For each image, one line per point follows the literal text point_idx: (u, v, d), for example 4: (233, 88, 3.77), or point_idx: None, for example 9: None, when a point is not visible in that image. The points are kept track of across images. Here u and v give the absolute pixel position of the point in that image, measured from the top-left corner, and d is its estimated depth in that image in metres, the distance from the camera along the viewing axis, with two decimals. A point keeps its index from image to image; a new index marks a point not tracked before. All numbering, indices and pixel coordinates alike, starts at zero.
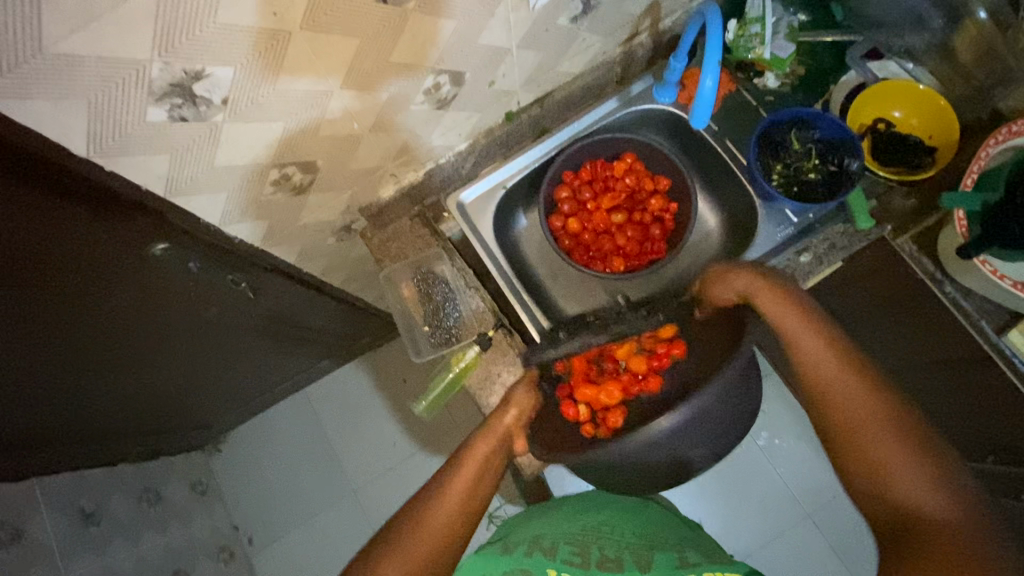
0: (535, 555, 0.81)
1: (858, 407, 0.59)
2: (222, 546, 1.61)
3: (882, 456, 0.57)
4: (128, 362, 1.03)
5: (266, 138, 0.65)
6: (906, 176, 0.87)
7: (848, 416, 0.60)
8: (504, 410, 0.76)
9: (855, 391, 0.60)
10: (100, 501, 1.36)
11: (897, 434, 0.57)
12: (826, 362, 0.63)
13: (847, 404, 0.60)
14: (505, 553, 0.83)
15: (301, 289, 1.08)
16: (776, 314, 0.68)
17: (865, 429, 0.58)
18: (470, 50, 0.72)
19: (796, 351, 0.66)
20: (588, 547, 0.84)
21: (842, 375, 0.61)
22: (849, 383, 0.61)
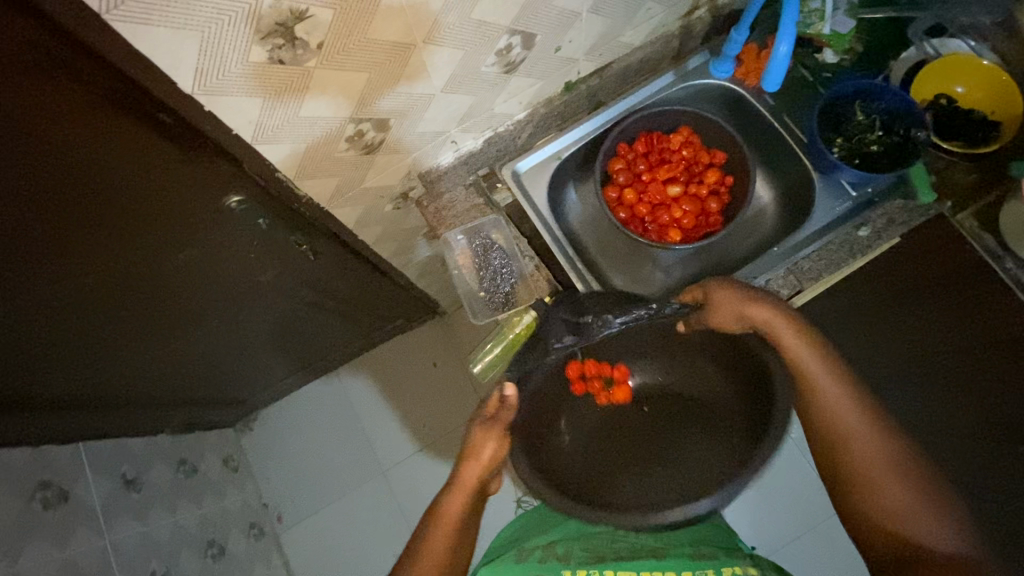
0: (549, 559, 0.79)
1: (858, 457, 0.64)
2: (252, 522, 1.62)
3: (892, 496, 0.62)
4: (183, 325, 1.04)
5: (349, 91, 0.67)
6: (970, 150, 0.86)
7: (856, 468, 0.64)
8: (470, 461, 0.73)
9: (860, 445, 0.65)
10: (141, 468, 1.37)
11: (904, 489, 0.62)
12: (842, 412, 0.67)
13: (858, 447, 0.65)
14: (519, 560, 0.81)
15: (351, 256, 1.08)
16: (797, 355, 0.70)
17: (875, 485, 0.63)
18: (545, 10, 0.74)
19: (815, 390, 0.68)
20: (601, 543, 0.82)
21: (833, 428, 0.67)
22: (855, 438, 0.65)
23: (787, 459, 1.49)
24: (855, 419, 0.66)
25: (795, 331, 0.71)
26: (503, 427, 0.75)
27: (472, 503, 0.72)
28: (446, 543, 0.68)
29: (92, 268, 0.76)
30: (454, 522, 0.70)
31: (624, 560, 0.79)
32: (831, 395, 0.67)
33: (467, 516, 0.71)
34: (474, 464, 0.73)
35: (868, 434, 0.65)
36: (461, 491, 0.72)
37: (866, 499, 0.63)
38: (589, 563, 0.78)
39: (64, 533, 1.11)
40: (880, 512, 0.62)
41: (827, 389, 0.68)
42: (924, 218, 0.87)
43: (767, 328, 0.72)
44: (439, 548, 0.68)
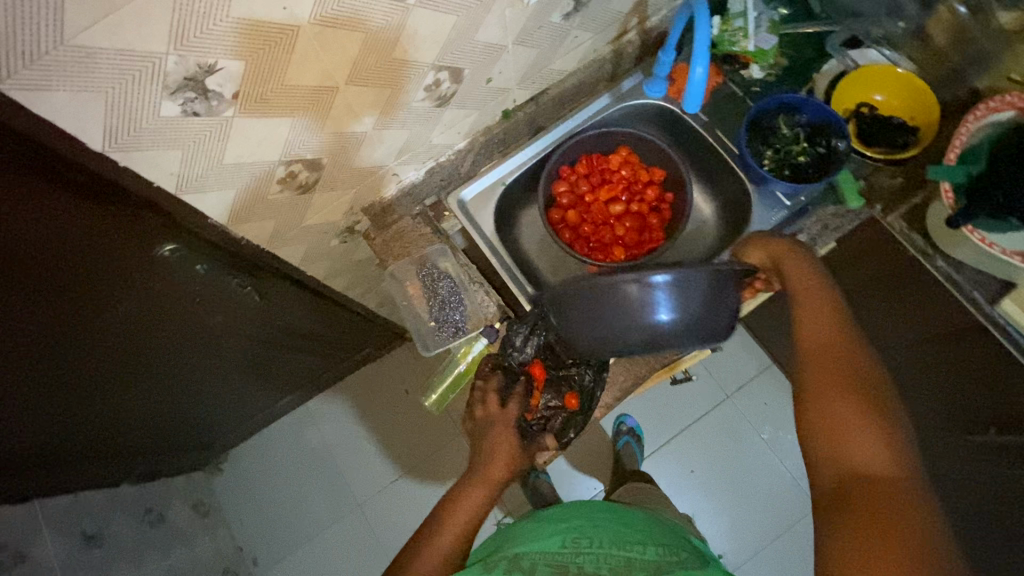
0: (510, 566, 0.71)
1: (836, 402, 0.62)
2: (226, 568, 1.56)
3: (847, 417, 0.61)
4: (133, 376, 1.02)
5: (274, 136, 0.67)
6: (893, 156, 0.89)
7: (831, 410, 0.62)
8: (492, 458, 0.81)
9: (838, 395, 0.63)
10: (102, 522, 1.33)
11: (876, 438, 0.59)
12: (825, 343, 0.68)
13: (824, 369, 0.66)
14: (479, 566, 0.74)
15: (302, 293, 1.07)
16: (800, 294, 0.73)
17: (847, 426, 0.60)
18: (468, 46, 0.75)
19: (801, 320, 0.72)
20: (568, 559, 0.72)
21: (818, 373, 0.66)
22: (834, 386, 0.64)
23: (758, 460, 1.51)
24: (840, 371, 0.65)
25: (813, 291, 0.73)
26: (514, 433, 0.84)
27: (500, 471, 0.80)
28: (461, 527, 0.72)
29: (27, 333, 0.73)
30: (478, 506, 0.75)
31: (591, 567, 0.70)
32: (821, 349, 0.68)
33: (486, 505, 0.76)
34: (497, 464, 0.80)
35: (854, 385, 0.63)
36: (487, 480, 0.78)
37: (834, 443, 0.60)
38: None
39: None
40: (847, 457, 0.59)
41: (816, 339, 0.69)
42: (854, 223, 0.91)
43: (775, 260, 0.77)
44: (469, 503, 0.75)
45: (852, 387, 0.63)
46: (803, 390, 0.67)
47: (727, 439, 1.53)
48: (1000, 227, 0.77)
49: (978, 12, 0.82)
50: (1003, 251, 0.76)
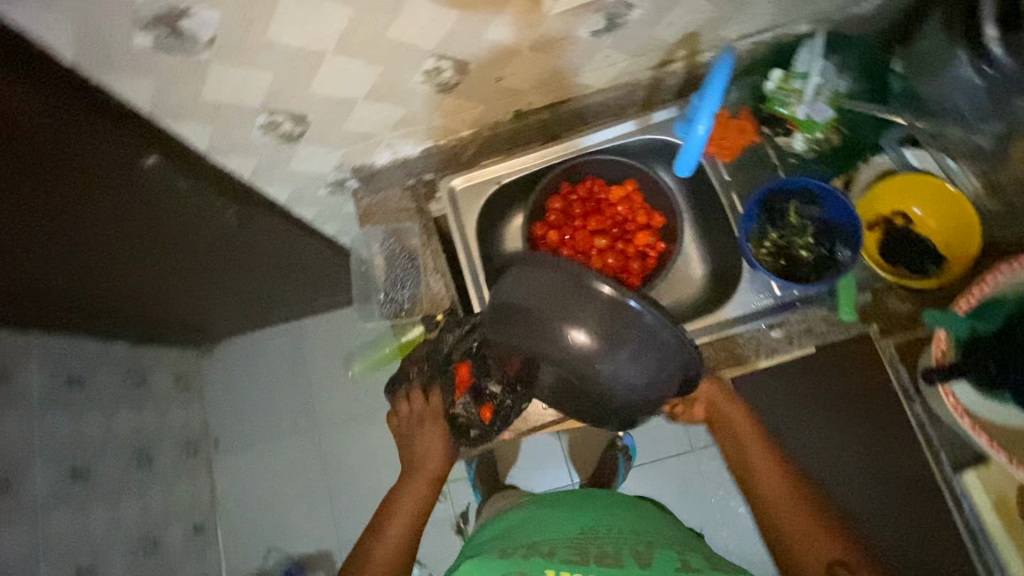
0: (533, 557, 0.69)
1: (785, 515, 0.76)
2: (188, 441, 1.74)
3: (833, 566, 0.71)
4: (122, 267, 1.06)
5: (254, 85, 0.68)
6: (905, 279, 0.81)
7: (786, 524, 0.75)
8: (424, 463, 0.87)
9: (788, 506, 0.76)
10: (88, 366, 1.45)
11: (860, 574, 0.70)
12: (772, 484, 0.78)
13: (788, 511, 0.76)
14: (502, 556, 0.71)
15: (290, 225, 1.11)
16: (742, 441, 0.83)
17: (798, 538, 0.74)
18: (476, 43, 0.72)
19: (750, 464, 0.81)
20: (588, 545, 0.72)
21: (768, 488, 0.79)
22: (783, 497, 0.77)
23: (704, 523, 1.43)
24: (783, 487, 0.78)
25: (757, 437, 0.83)
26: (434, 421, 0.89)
27: (424, 483, 0.86)
28: (404, 527, 0.82)
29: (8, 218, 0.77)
30: (416, 503, 0.84)
31: (607, 572, 0.67)
32: (761, 461, 0.80)
33: (427, 501, 0.86)
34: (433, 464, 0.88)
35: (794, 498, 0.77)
36: (421, 478, 0.86)
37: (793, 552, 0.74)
38: (572, 563, 0.68)
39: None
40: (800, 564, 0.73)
41: (754, 449, 0.82)
42: (840, 335, 0.83)
43: (711, 403, 0.84)
44: (401, 521, 0.83)
45: (793, 498, 0.77)
46: (760, 506, 0.79)
47: (677, 493, 1.45)
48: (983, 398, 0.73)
49: None
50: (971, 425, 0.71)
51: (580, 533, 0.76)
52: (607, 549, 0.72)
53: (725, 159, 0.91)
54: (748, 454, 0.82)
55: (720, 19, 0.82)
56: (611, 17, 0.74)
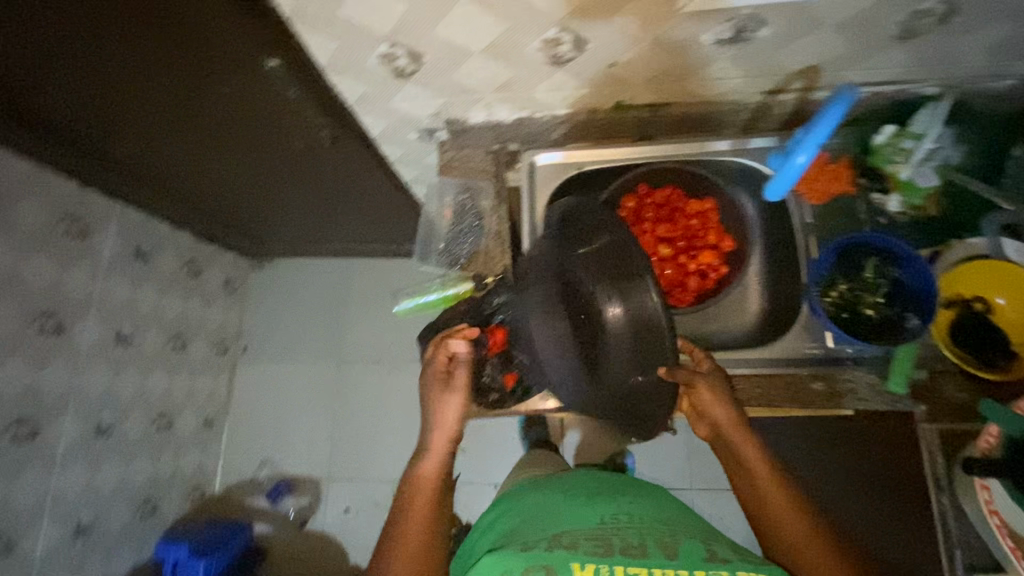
0: (554, 546, 0.58)
1: (795, 528, 0.67)
2: (221, 340, 1.82)
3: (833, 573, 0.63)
4: (214, 158, 1.12)
5: (387, 13, 0.71)
6: (967, 365, 0.76)
7: (794, 537, 0.66)
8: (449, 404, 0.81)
9: (795, 519, 0.68)
10: (156, 245, 1.50)
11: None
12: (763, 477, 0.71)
13: (781, 508, 0.69)
14: (521, 548, 0.59)
15: (370, 161, 1.15)
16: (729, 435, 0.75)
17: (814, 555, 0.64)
18: (601, 24, 0.74)
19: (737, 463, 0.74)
20: (611, 535, 0.62)
21: (768, 495, 0.70)
22: (788, 508, 0.69)
23: None
24: (782, 495, 0.70)
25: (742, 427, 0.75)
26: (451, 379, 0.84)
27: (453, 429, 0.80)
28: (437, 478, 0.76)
29: (133, 78, 0.81)
30: (439, 454, 0.78)
31: (632, 564, 0.56)
32: (758, 468, 0.72)
33: (450, 454, 0.79)
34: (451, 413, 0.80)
35: (798, 511, 0.69)
36: (445, 426, 0.80)
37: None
38: (597, 554, 0.57)
39: (70, 262, 1.23)
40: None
41: (752, 460, 0.73)
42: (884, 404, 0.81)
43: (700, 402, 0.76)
44: (433, 464, 0.77)
45: (798, 508, 0.69)
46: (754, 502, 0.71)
47: None
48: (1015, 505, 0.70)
49: None
50: (999, 526, 0.70)
51: (603, 523, 0.64)
52: (632, 539, 0.61)
53: (813, 203, 0.90)
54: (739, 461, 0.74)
55: (847, 59, 0.81)
56: (740, 30, 0.74)
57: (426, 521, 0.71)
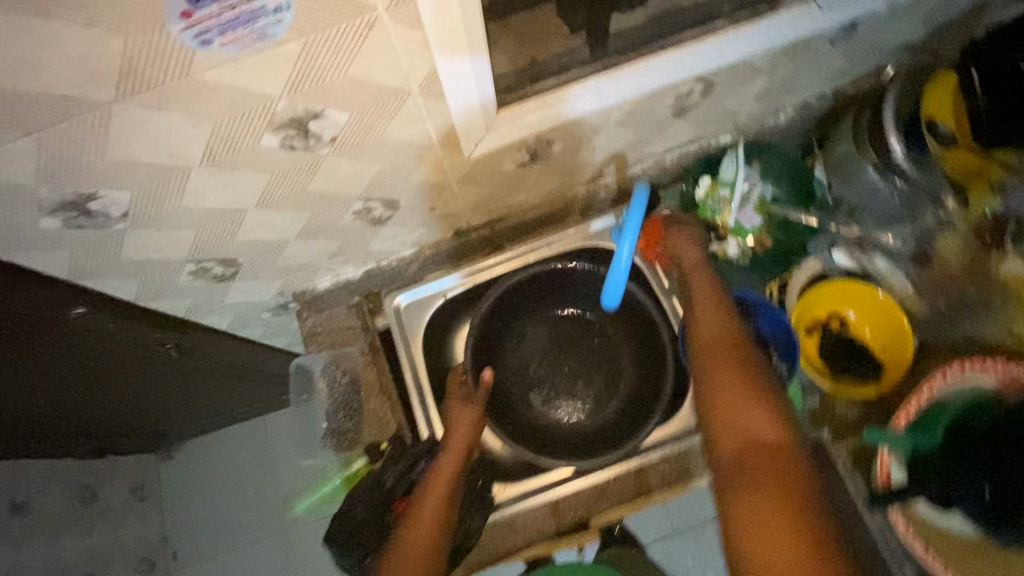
0: None
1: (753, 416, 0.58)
2: (145, 558, 1.54)
3: (749, 415, 0.58)
4: (64, 406, 0.99)
5: (177, 242, 0.68)
6: (844, 388, 0.81)
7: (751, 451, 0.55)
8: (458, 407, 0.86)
9: (753, 411, 0.58)
10: (34, 491, 1.33)
11: (767, 423, 0.57)
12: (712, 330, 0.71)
13: (726, 368, 0.64)
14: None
15: (233, 346, 1.08)
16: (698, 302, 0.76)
17: (763, 519, 0.49)
18: (404, 185, 0.74)
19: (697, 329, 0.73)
20: None
21: (735, 443, 0.57)
22: (745, 396, 0.60)
23: None
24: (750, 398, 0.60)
25: (711, 304, 0.75)
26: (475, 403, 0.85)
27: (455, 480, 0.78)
28: (445, 484, 0.77)
29: None
30: (461, 451, 0.81)
31: None
32: (729, 369, 0.63)
33: (460, 470, 0.79)
34: (464, 407, 0.85)
35: (769, 417, 0.58)
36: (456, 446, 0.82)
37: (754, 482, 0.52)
38: None
39: None
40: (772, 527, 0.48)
41: (728, 398, 0.61)
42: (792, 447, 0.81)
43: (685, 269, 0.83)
44: (454, 455, 0.80)
45: (754, 399, 0.59)
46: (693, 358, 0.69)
47: None
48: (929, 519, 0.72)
49: (990, 246, 0.77)
50: (925, 551, 0.70)
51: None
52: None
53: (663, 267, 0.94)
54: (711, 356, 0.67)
55: (644, 139, 0.86)
56: (535, 151, 0.77)
57: (435, 530, 0.72)
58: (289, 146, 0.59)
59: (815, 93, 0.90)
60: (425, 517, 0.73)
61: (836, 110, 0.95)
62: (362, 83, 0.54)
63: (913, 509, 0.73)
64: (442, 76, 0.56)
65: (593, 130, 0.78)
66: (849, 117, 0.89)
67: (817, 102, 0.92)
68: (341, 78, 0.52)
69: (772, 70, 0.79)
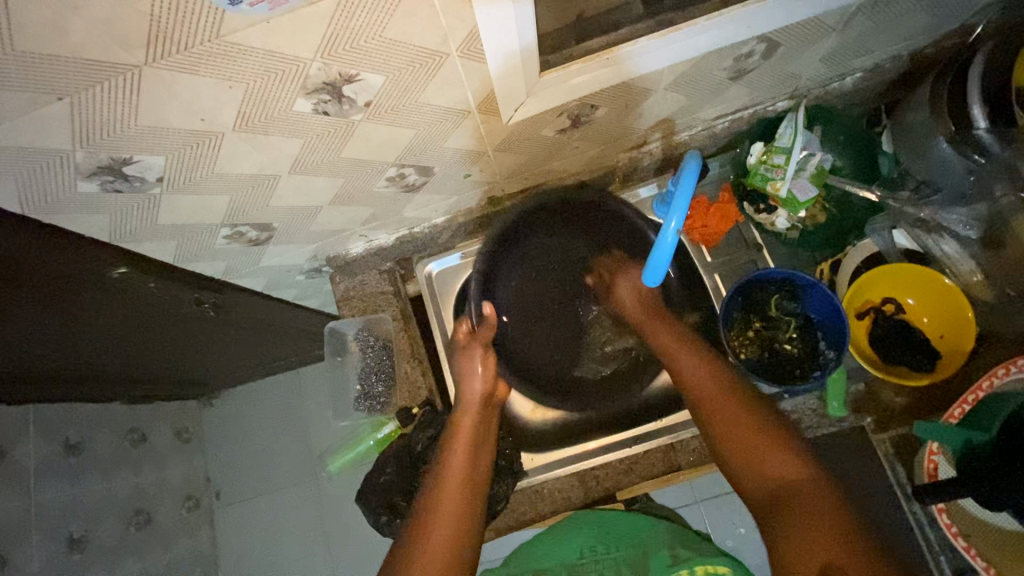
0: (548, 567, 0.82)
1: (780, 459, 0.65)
2: (189, 495, 1.59)
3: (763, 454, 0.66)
4: (102, 352, 1.00)
5: (211, 207, 0.67)
6: (894, 375, 0.76)
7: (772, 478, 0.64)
8: (471, 380, 0.82)
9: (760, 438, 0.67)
10: (86, 432, 1.30)
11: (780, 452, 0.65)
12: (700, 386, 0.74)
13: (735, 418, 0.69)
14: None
15: (266, 306, 1.09)
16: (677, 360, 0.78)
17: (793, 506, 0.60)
18: (439, 152, 0.71)
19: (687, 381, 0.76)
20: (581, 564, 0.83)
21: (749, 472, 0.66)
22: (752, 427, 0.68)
23: None
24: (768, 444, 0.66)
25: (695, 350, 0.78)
26: (484, 344, 0.85)
27: (471, 473, 0.72)
28: (461, 490, 0.70)
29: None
30: (467, 432, 0.77)
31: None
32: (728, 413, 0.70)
33: (478, 424, 0.78)
34: (474, 381, 0.82)
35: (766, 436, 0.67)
36: (467, 401, 0.81)
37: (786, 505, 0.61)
38: None
39: None
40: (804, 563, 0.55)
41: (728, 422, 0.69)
42: (831, 429, 0.78)
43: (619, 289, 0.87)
44: (469, 418, 0.79)
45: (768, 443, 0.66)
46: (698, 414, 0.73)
47: None
48: (976, 519, 0.71)
49: None
50: (965, 547, 0.69)
51: (581, 560, 0.81)
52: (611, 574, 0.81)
53: (707, 244, 0.90)
54: (711, 412, 0.71)
55: (693, 105, 0.80)
56: (576, 117, 0.72)
57: (451, 545, 0.65)
58: (322, 110, 0.56)
59: (889, 55, 0.81)
60: (449, 510, 0.68)
61: (909, 73, 0.86)
62: (399, 44, 0.50)
63: (958, 507, 0.72)
64: (484, 37, 0.52)
65: (641, 94, 0.72)
66: (925, 83, 0.81)
67: (891, 64, 0.83)
68: (376, 39, 0.49)
69: (844, 30, 0.72)
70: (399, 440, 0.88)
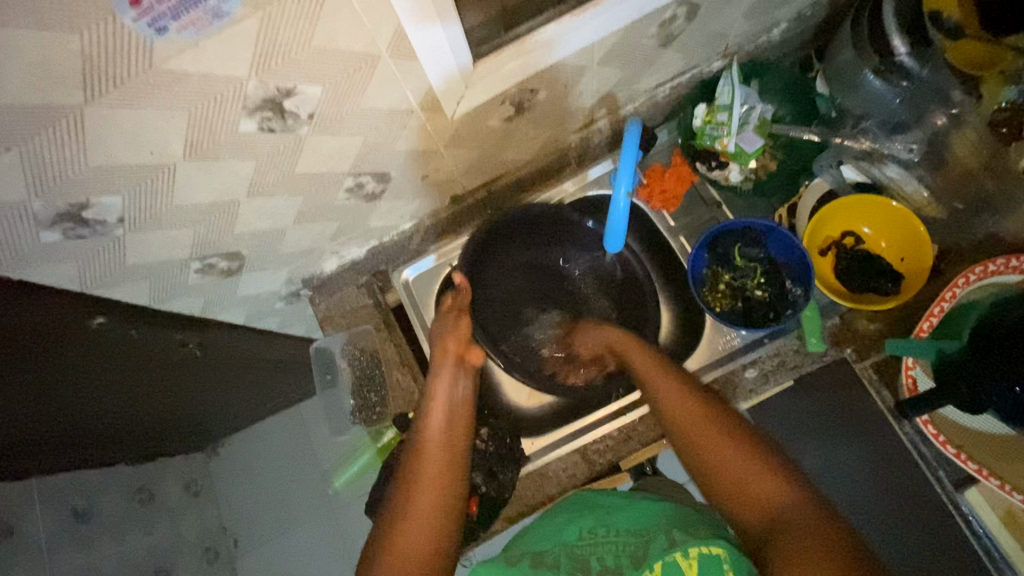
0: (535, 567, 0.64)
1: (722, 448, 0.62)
2: (207, 547, 1.57)
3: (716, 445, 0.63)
4: None
5: (177, 241, 0.68)
6: (862, 303, 0.79)
7: (726, 487, 0.61)
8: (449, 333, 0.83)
9: (733, 446, 0.62)
10: (93, 497, 1.28)
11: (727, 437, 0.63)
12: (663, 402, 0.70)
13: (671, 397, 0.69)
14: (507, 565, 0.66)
15: (253, 339, 1.10)
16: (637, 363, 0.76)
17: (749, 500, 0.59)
18: (393, 155, 0.73)
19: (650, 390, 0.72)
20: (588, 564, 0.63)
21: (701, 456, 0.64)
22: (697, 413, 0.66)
23: None
24: (713, 434, 0.64)
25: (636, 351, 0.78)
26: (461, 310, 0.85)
27: (453, 461, 0.68)
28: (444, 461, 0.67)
29: None
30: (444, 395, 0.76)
31: None
32: (675, 403, 0.68)
33: (457, 386, 0.78)
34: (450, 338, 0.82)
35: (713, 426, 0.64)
36: (444, 357, 0.80)
37: (766, 523, 0.56)
38: None
39: None
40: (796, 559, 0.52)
41: (701, 434, 0.64)
42: (814, 367, 0.80)
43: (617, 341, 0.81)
44: (445, 379, 0.78)
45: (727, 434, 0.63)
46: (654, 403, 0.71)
47: None
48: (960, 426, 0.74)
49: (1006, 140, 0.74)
50: (956, 453, 0.72)
51: (581, 540, 0.67)
52: (610, 561, 0.62)
53: (669, 209, 0.92)
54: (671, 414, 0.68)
55: (631, 77, 0.83)
56: (519, 103, 0.75)
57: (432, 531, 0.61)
58: (268, 128, 0.58)
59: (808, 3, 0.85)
60: (429, 487, 0.65)
61: (830, 18, 0.90)
62: (329, 51, 0.52)
63: (940, 417, 0.75)
64: (410, 33, 0.54)
65: (577, 72, 0.75)
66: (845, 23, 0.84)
67: (812, 11, 0.86)
68: (306, 50, 0.51)
69: None
70: (402, 447, 0.89)
